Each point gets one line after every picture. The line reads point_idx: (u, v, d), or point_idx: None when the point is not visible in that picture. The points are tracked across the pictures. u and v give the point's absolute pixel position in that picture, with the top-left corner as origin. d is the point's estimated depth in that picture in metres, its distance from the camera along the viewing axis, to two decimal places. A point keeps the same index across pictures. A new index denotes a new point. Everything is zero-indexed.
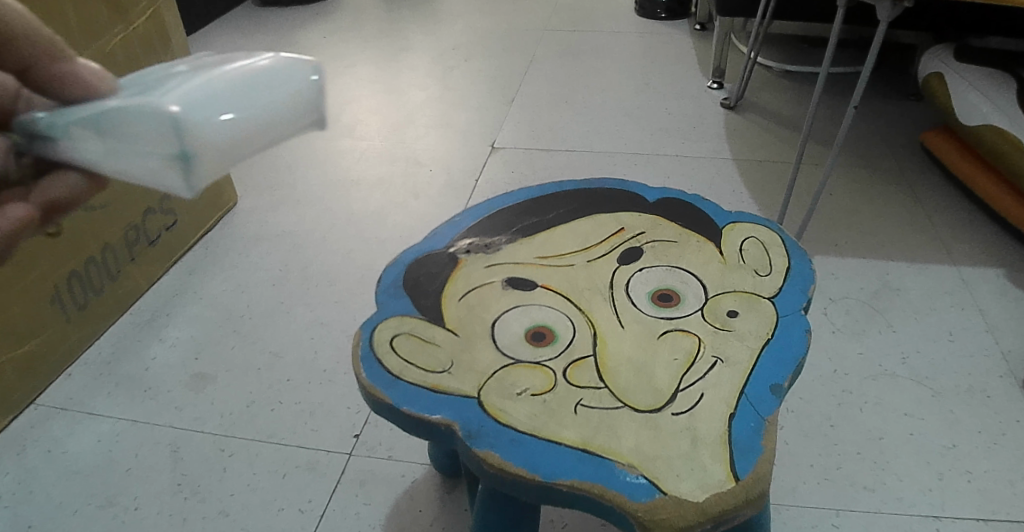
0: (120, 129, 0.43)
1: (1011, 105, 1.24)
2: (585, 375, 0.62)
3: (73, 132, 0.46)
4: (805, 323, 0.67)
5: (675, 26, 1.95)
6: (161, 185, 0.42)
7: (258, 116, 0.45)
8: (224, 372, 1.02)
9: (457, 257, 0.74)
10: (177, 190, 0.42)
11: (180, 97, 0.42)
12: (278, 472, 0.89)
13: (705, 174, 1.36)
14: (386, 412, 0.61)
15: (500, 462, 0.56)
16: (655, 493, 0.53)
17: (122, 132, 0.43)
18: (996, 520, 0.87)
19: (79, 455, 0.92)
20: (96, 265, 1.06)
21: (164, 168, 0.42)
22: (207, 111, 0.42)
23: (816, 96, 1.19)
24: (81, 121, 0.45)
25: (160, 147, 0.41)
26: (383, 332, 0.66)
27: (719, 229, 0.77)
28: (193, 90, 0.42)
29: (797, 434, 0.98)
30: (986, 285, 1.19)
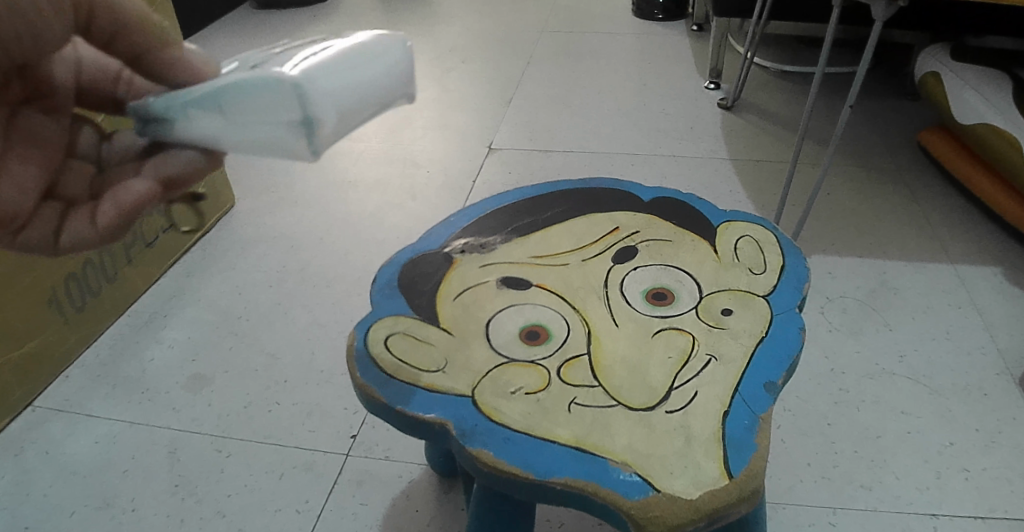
0: (242, 103, 0.48)
1: (1007, 103, 1.24)
2: (579, 374, 0.62)
3: (191, 115, 0.52)
4: (799, 321, 0.67)
5: (673, 26, 1.95)
6: (282, 151, 0.48)
7: (362, 74, 0.49)
8: (221, 373, 1.02)
9: (452, 257, 0.74)
10: (301, 155, 0.48)
11: (295, 65, 0.47)
12: (275, 472, 0.90)
13: (701, 174, 1.36)
14: (381, 411, 0.61)
15: (494, 460, 0.56)
16: (648, 491, 0.53)
17: (243, 106, 0.48)
18: (993, 518, 0.87)
19: (77, 456, 0.93)
20: (94, 267, 1.07)
21: (286, 131, 0.47)
22: (319, 72, 0.47)
23: (812, 95, 1.19)
24: (202, 101, 0.51)
25: (285, 115, 0.47)
26: (377, 332, 0.66)
27: (714, 228, 0.77)
28: (302, 58, 0.48)
29: (794, 432, 0.98)
30: (983, 284, 1.19)
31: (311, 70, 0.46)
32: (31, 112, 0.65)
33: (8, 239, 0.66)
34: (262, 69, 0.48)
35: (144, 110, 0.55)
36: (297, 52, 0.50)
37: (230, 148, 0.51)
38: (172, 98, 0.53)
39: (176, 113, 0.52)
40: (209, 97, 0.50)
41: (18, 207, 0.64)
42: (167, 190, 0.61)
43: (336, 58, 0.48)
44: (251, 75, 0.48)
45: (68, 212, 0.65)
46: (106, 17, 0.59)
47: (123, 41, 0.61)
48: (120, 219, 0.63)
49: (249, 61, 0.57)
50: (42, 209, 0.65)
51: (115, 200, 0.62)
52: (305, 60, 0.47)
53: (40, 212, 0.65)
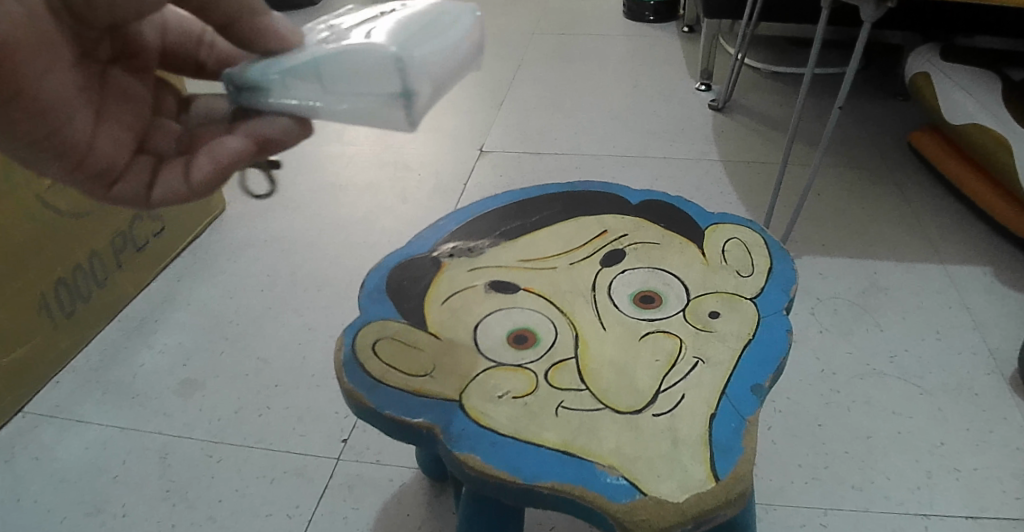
0: (345, 74, 0.54)
1: (996, 103, 1.24)
2: (567, 377, 0.62)
3: (291, 83, 0.56)
4: (786, 323, 0.67)
5: (664, 28, 1.96)
6: (382, 120, 0.54)
7: (445, 55, 0.57)
8: (212, 378, 1.02)
9: (440, 261, 0.74)
10: (398, 123, 0.54)
11: (398, 44, 0.54)
12: (266, 477, 0.90)
13: (692, 176, 1.36)
14: (369, 416, 0.61)
15: (481, 465, 0.56)
16: (635, 494, 0.54)
17: (345, 77, 0.54)
18: (984, 517, 0.88)
19: (68, 462, 0.93)
20: (84, 273, 1.07)
21: (390, 99, 0.53)
22: (419, 52, 0.54)
23: (802, 96, 1.20)
24: (299, 70, 0.56)
25: (387, 87, 0.53)
26: (365, 337, 0.66)
27: (702, 231, 0.78)
28: (399, 39, 0.55)
29: (785, 433, 0.98)
30: (974, 283, 1.19)
31: (415, 51, 0.54)
32: (121, 72, 0.64)
33: (98, 193, 0.62)
34: (365, 46, 0.54)
35: (236, 78, 0.58)
36: (386, 31, 0.57)
37: (324, 118, 0.56)
38: (266, 67, 0.57)
39: (273, 80, 0.56)
40: (312, 67, 0.55)
41: (110, 159, 0.61)
42: (268, 146, 0.59)
43: (429, 41, 0.56)
44: (358, 51, 0.54)
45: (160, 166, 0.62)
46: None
47: (217, 7, 0.59)
48: (213, 177, 0.59)
49: (317, 37, 0.63)
50: (134, 163, 0.62)
51: (212, 151, 0.59)
52: (405, 41, 0.55)
53: (131, 168, 0.62)
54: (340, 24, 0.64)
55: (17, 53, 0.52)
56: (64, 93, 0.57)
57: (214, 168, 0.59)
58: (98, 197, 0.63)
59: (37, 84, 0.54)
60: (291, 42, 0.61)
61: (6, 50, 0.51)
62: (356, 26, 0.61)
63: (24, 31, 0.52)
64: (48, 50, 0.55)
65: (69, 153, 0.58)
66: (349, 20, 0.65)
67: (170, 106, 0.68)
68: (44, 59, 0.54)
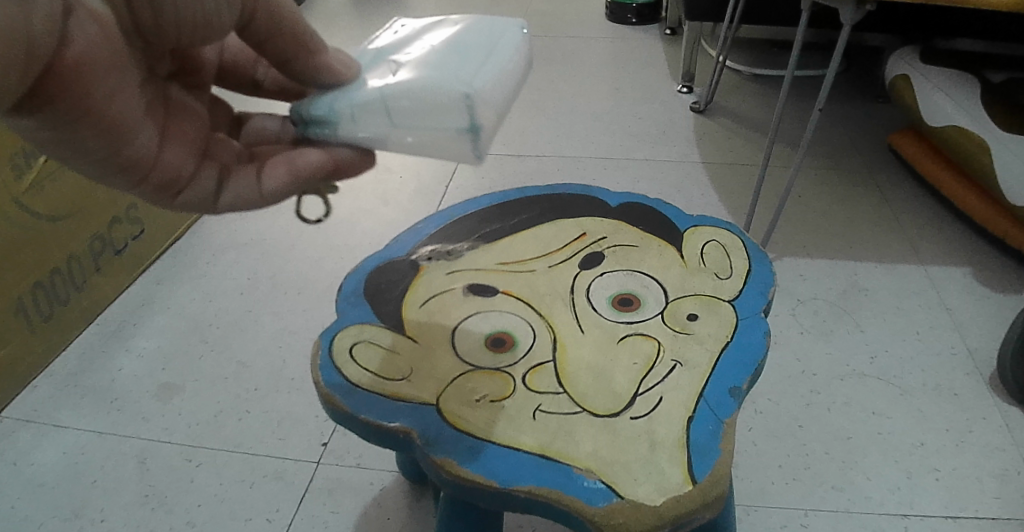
0: (413, 109, 0.55)
1: (974, 105, 1.25)
2: (544, 381, 0.62)
3: (360, 116, 0.57)
4: (764, 325, 0.67)
5: (646, 30, 1.96)
6: (451, 154, 0.55)
7: (506, 83, 0.57)
8: (191, 382, 1.01)
9: (418, 264, 0.74)
10: (465, 155, 0.55)
11: (462, 78, 0.55)
12: (245, 482, 0.89)
13: (674, 178, 1.37)
14: (345, 420, 0.61)
15: (458, 469, 0.56)
16: (612, 497, 0.53)
17: (413, 113, 0.55)
18: (963, 517, 0.88)
19: (44, 468, 0.91)
20: (61, 276, 1.05)
21: (460, 134, 0.54)
22: (482, 84, 0.55)
23: (782, 98, 1.20)
24: (367, 104, 0.57)
25: (455, 124, 0.54)
26: (342, 341, 0.66)
27: (681, 233, 0.78)
28: (465, 71, 0.55)
29: (766, 434, 0.98)
30: (953, 284, 1.20)
31: (483, 86, 0.55)
32: (178, 87, 0.63)
33: (164, 199, 0.60)
34: (432, 82, 0.55)
35: (302, 110, 0.60)
36: (447, 60, 0.57)
37: (392, 149, 0.58)
38: (334, 99, 0.58)
39: (342, 113, 0.58)
40: (381, 101, 0.56)
41: (178, 169, 0.59)
42: (342, 164, 0.59)
43: (493, 73, 0.56)
44: (426, 88, 0.55)
45: (229, 173, 0.61)
46: (266, 18, 0.56)
47: (275, 43, 0.57)
48: (286, 186, 0.59)
49: (371, 58, 0.63)
50: (201, 171, 0.61)
51: (287, 161, 0.59)
52: (472, 75, 0.55)
53: (199, 175, 0.60)
54: (389, 41, 0.64)
55: (93, 69, 0.50)
56: (138, 106, 0.55)
57: (290, 176, 0.58)
58: (164, 204, 0.61)
59: (112, 99, 0.52)
60: (349, 71, 0.60)
61: (80, 70, 0.49)
62: (409, 48, 0.61)
63: (101, 47, 0.50)
64: (120, 65, 0.53)
65: (138, 164, 0.56)
66: (396, 35, 0.65)
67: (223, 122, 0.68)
68: (117, 74, 0.53)
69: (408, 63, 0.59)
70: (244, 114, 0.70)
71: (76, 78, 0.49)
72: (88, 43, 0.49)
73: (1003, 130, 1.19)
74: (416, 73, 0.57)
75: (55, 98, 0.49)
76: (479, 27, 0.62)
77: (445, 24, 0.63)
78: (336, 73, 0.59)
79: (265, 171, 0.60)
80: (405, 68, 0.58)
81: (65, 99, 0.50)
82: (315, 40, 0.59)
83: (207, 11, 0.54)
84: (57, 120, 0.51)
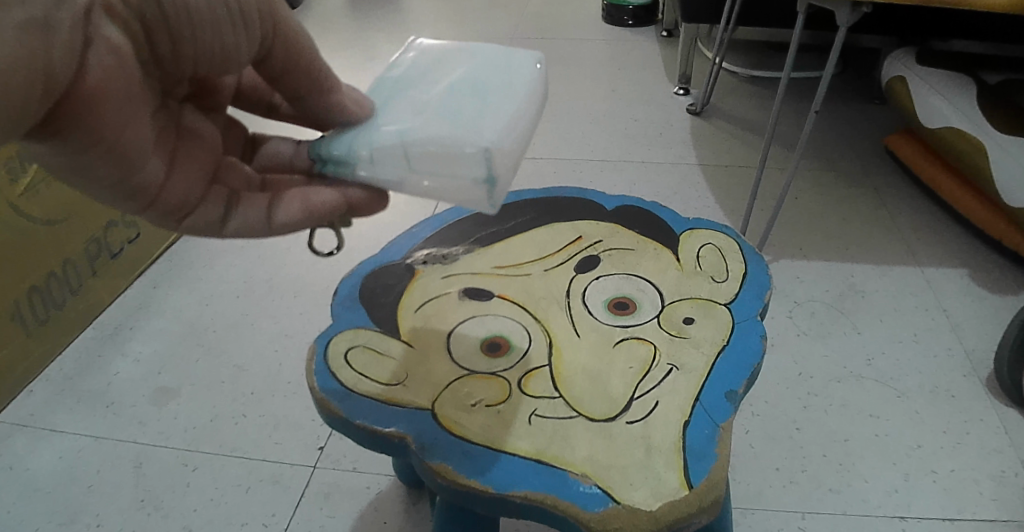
0: (430, 156, 0.56)
1: (971, 107, 1.25)
2: (540, 385, 0.62)
3: (378, 159, 0.57)
4: (760, 328, 0.67)
5: (643, 32, 1.96)
6: (466, 201, 0.56)
7: (524, 128, 0.58)
8: (187, 386, 1.01)
9: (414, 268, 0.74)
10: (479, 202, 0.56)
11: (482, 130, 0.55)
12: (241, 486, 0.89)
13: (671, 181, 1.36)
14: (340, 425, 0.61)
15: (453, 474, 0.56)
16: (608, 502, 0.53)
17: (431, 161, 0.56)
18: (961, 519, 0.88)
19: (40, 473, 0.91)
20: (57, 280, 1.05)
21: (476, 183, 0.55)
22: (500, 135, 0.55)
23: (778, 100, 1.20)
24: (387, 148, 0.57)
25: (473, 175, 0.54)
26: (338, 345, 0.66)
27: (677, 236, 0.78)
28: (483, 121, 0.56)
29: (763, 437, 0.98)
30: (950, 285, 1.20)
31: (501, 136, 0.55)
32: (194, 108, 0.61)
33: (170, 223, 0.58)
34: (451, 131, 0.55)
35: (321, 149, 0.60)
36: (465, 107, 0.57)
37: (407, 192, 0.58)
38: (353, 139, 0.58)
39: (359, 155, 0.58)
40: (400, 146, 0.56)
41: (187, 194, 0.57)
42: (358, 202, 0.60)
43: (512, 119, 0.56)
44: (444, 137, 0.55)
45: (236, 201, 0.59)
46: (283, 52, 0.55)
47: (289, 80, 0.57)
48: (297, 221, 0.58)
49: (386, 92, 0.62)
50: (210, 196, 0.58)
51: (302, 196, 0.58)
52: (491, 124, 0.55)
53: (207, 201, 0.58)
54: (404, 73, 0.64)
55: (108, 97, 0.48)
56: (151, 132, 0.53)
57: (304, 211, 0.58)
58: (169, 228, 0.59)
59: (125, 126, 0.50)
60: (363, 110, 0.60)
61: (92, 96, 0.47)
62: (426, 85, 0.62)
63: (119, 75, 0.49)
64: (135, 92, 0.51)
65: (146, 190, 0.54)
66: (412, 68, 0.65)
67: (237, 147, 0.66)
68: (133, 101, 0.51)
69: (426, 104, 0.59)
70: (260, 137, 0.68)
71: (91, 105, 0.47)
72: (107, 72, 0.48)
73: (1000, 131, 1.19)
74: (434, 119, 0.57)
75: (68, 125, 0.47)
76: (498, 65, 0.62)
77: (463, 61, 0.63)
78: (348, 112, 0.59)
79: (277, 203, 0.58)
80: (422, 111, 0.58)
81: (80, 126, 0.48)
82: (329, 79, 0.58)
83: (225, 43, 0.53)
84: (69, 147, 0.49)
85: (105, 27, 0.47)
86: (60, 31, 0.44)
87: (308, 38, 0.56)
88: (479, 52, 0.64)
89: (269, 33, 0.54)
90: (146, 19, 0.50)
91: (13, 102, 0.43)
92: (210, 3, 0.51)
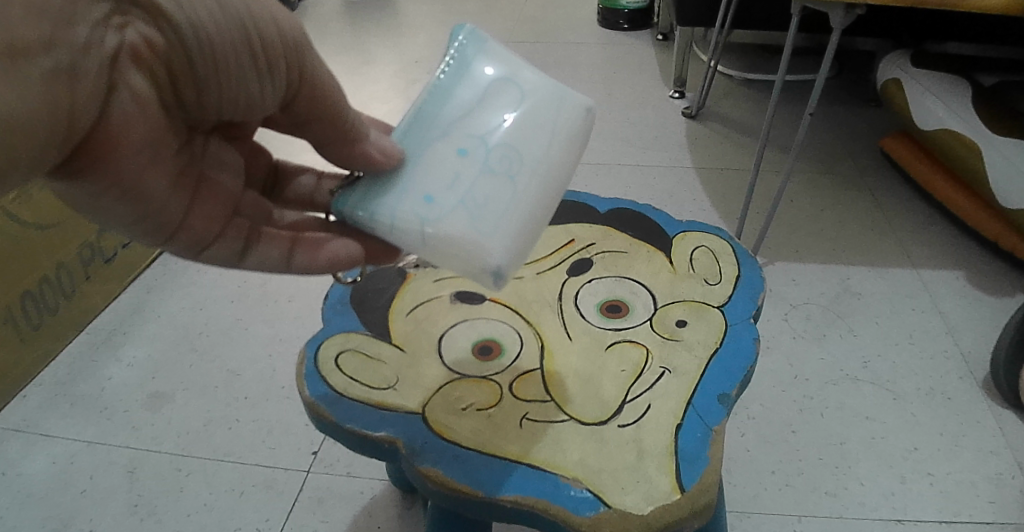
0: (446, 246, 0.55)
1: (966, 108, 1.25)
2: (531, 388, 0.62)
3: (395, 229, 0.56)
4: (753, 331, 0.67)
5: (638, 36, 1.97)
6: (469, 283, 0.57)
7: (538, 225, 0.56)
8: (181, 391, 1.01)
9: (406, 271, 0.74)
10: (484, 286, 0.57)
11: (500, 237, 0.54)
12: (234, 491, 0.88)
13: (666, 184, 1.36)
14: (330, 430, 0.60)
15: (443, 479, 0.55)
16: (600, 506, 0.53)
17: (444, 250, 0.55)
18: (957, 521, 0.88)
19: (33, 479, 0.91)
20: (50, 285, 1.05)
21: (484, 280, 0.55)
22: (517, 243, 0.55)
23: (773, 103, 1.20)
24: (404, 224, 0.55)
25: (482, 277, 0.55)
26: (328, 349, 0.65)
27: (670, 239, 0.77)
28: (503, 223, 0.54)
29: (759, 440, 0.98)
30: (946, 287, 1.20)
31: (515, 248, 0.55)
32: (220, 138, 0.60)
33: (187, 254, 0.58)
34: (471, 231, 0.54)
35: (344, 207, 0.57)
36: (493, 194, 0.55)
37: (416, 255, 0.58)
38: (375, 202, 0.56)
39: (379, 222, 0.56)
40: (419, 227, 0.55)
41: (204, 230, 0.57)
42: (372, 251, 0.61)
43: (529, 222, 0.55)
44: (463, 237, 0.54)
45: (257, 236, 0.59)
46: (309, 96, 0.55)
47: (315, 125, 0.57)
48: (316, 270, 0.59)
49: (417, 131, 0.57)
50: (228, 231, 0.58)
51: (324, 246, 0.59)
52: (508, 232, 0.54)
53: (227, 234, 0.58)
54: (440, 105, 0.57)
55: (128, 141, 0.49)
56: (170, 176, 0.53)
57: (328, 263, 0.59)
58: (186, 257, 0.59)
59: (143, 169, 0.51)
60: (392, 160, 0.56)
61: (111, 140, 0.48)
62: (461, 136, 0.56)
63: (135, 121, 0.49)
64: (155, 135, 0.51)
65: (163, 227, 0.54)
66: (450, 97, 0.57)
67: (261, 170, 0.67)
68: (153, 145, 0.51)
69: (456, 172, 0.55)
70: (283, 165, 0.68)
71: (111, 149, 0.49)
72: (126, 121, 0.48)
73: (995, 133, 1.19)
74: (459, 204, 0.55)
75: (87, 167, 0.49)
76: (540, 128, 0.57)
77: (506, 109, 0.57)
78: (374, 161, 0.56)
79: (298, 247, 0.59)
80: (451, 184, 0.55)
81: (95, 169, 0.49)
82: (354, 127, 0.56)
83: (249, 92, 0.53)
84: (85, 186, 0.50)
85: (130, 75, 0.48)
86: (85, 78, 0.45)
87: (337, 87, 0.56)
88: (525, 97, 0.57)
89: (295, 79, 0.54)
90: (171, 66, 0.49)
91: (34, 153, 0.44)
92: (236, 52, 0.50)
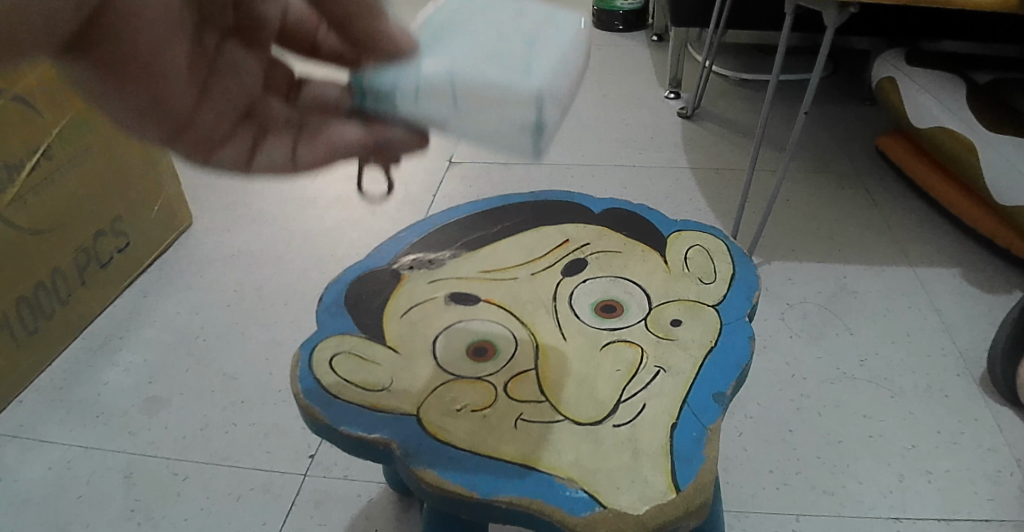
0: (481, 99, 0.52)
1: (960, 106, 1.26)
2: (526, 388, 0.61)
3: (423, 96, 0.54)
4: (748, 330, 0.67)
5: (633, 37, 1.97)
6: (510, 146, 0.54)
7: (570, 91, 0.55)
8: (178, 395, 1.00)
9: (400, 273, 0.74)
10: (523, 153, 0.54)
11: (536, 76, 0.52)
12: (232, 494, 0.88)
13: (662, 185, 1.36)
14: (325, 432, 0.60)
15: (438, 480, 0.55)
16: (595, 507, 0.53)
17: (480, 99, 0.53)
18: (957, 519, 0.88)
19: (30, 484, 0.90)
20: (46, 290, 1.04)
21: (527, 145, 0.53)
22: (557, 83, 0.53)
23: (767, 102, 1.20)
24: (434, 86, 0.53)
25: (523, 120, 0.52)
26: (322, 352, 0.65)
27: (664, 239, 0.77)
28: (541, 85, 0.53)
29: (757, 439, 0.98)
30: (943, 285, 1.20)
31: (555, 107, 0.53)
32: (234, 43, 0.63)
33: (198, 160, 0.63)
34: (505, 74, 0.52)
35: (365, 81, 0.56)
36: (518, 51, 0.54)
37: (448, 133, 0.55)
38: (397, 73, 0.55)
39: (405, 89, 0.54)
40: (450, 84, 0.53)
41: (213, 130, 0.62)
42: (382, 141, 0.59)
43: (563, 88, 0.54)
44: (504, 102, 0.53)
45: (261, 140, 0.63)
46: None
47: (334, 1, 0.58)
48: (318, 165, 0.62)
49: (431, 32, 0.58)
50: (236, 134, 0.63)
51: (325, 142, 0.61)
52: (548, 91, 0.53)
53: (233, 139, 0.63)
54: (449, 15, 0.59)
55: (143, 17, 0.49)
56: (183, 63, 0.56)
57: (327, 153, 0.61)
58: (193, 162, 0.64)
59: (162, 50, 0.53)
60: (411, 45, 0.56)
61: (125, 13, 0.48)
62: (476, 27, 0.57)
63: None
64: (171, 13, 0.53)
65: (175, 120, 0.59)
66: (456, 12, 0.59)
67: (281, 76, 0.66)
68: (168, 22, 0.53)
69: (478, 45, 0.55)
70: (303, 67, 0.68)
71: (125, 23, 0.48)
72: None
73: (990, 130, 1.20)
74: (486, 62, 0.53)
75: (101, 40, 0.48)
76: (551, 22, 0.58)
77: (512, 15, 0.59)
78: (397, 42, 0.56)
79: (300, 145, 0.63)
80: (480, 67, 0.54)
81: (108, 44, 0.49)
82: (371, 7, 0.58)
83: None
84: (99, 62, 0.50)
85: None
86: None
87: None
88: (531, 7, 0.59)
89: None
90: None
91: (51, 9, 0.42)
92: None
